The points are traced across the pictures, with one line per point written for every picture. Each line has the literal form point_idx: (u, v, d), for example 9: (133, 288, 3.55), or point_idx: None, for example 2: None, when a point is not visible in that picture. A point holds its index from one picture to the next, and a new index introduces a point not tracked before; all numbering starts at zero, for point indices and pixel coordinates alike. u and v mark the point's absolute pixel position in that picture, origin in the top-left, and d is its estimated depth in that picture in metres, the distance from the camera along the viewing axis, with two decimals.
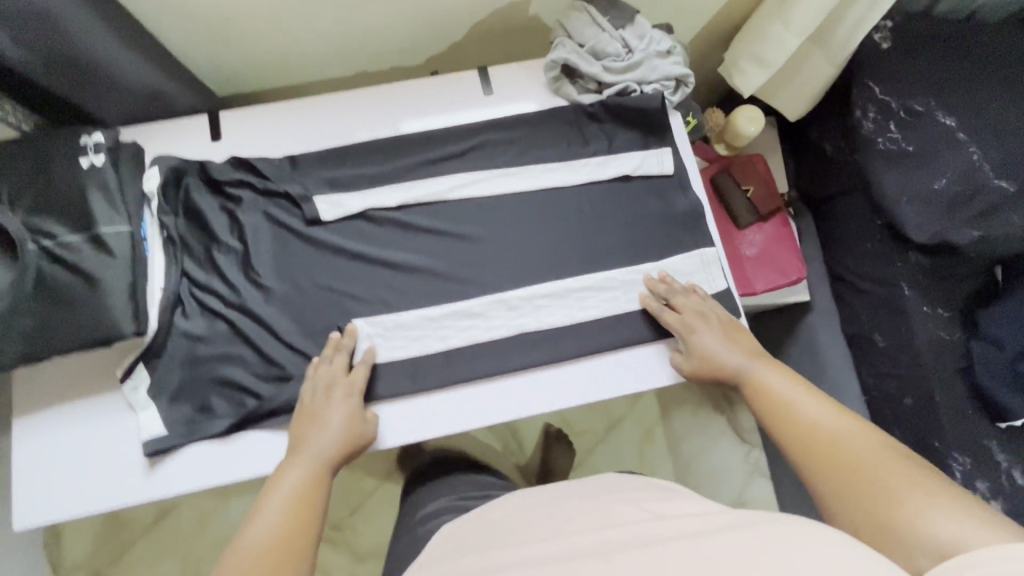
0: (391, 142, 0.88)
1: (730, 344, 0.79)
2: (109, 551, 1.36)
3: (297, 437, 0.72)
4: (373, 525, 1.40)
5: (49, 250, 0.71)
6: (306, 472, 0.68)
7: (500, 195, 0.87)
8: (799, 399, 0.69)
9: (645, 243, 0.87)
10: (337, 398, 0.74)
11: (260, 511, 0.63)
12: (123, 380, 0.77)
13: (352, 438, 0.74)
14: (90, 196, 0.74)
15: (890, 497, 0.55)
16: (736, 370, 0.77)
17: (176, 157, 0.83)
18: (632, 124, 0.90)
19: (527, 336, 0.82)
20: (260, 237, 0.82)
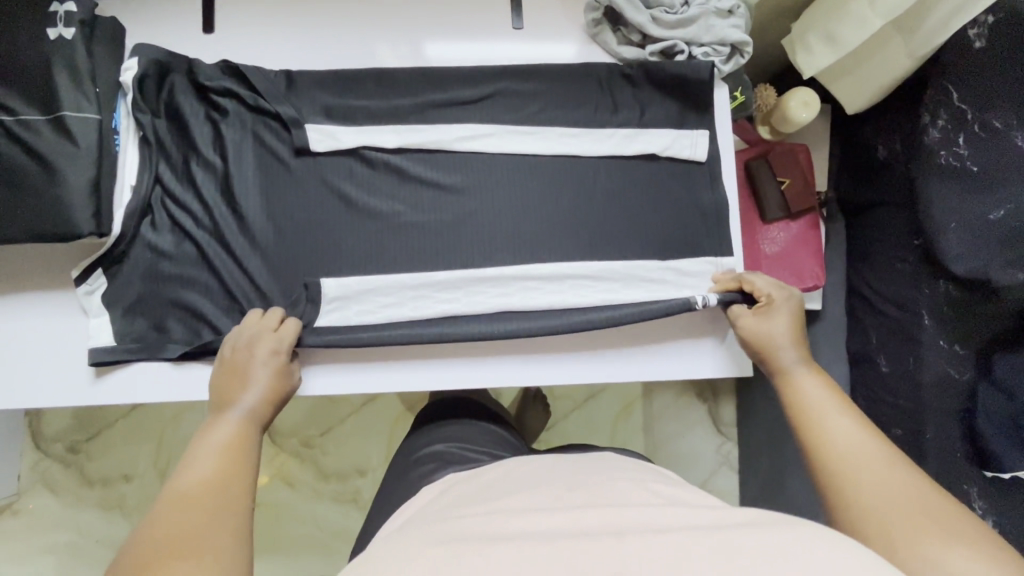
0: (398, 75, 0.78)
1: (794, 344, 0.70)
2: (84, 428, 1.40)
3: (221, 394, 0.65)
4: (341, 449, 1.41)
5: (7, 127, 0.66)
6: (235, 426, 0.61)
7: (511, 146, 0.78)
8: (827, 410, 0.62)
9: (660, 225, 0.79)
10: (264, 357, 0.68)
11: (185, 457, 0.56)
12: (79, 284, 0.72)
13: (276, 397, 0.67)
14: (55, 74, 0.66)
15: (906, 540, 0.47)
16: (781, 363, 0.69)
17: (162, 49, 0.74)
18: (673, 97, 0.79)
19: (510, 310, 0.75)
20: (242, 159, 0.75)
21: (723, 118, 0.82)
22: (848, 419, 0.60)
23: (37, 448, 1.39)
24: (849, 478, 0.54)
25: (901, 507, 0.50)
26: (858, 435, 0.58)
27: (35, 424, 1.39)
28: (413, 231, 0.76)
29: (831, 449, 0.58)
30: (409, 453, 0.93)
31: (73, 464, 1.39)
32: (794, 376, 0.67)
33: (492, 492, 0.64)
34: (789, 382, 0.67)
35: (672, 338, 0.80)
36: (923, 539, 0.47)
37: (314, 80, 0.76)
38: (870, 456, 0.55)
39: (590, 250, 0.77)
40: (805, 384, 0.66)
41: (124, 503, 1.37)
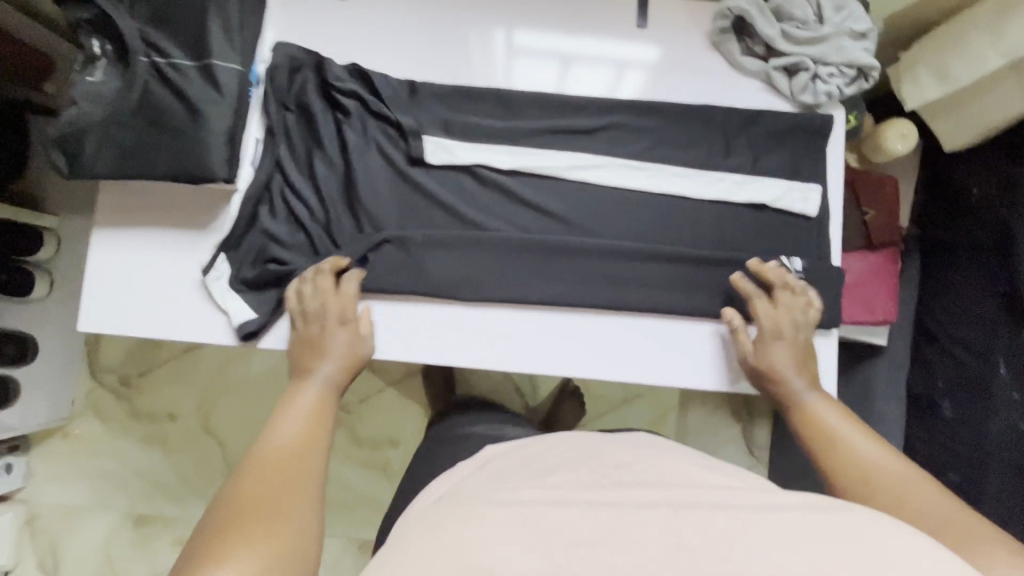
0: (517, 99, 0.79)
1: (806, 369, 0.73)
2: (137, 365, 1.56)
3: (300, 358, 0.73)
4: (378, 415, 1.45)
5: (160, 69, 0.69)
6: (319, 393, 0.69)
7: (625, 153, 0.79)
8: (847, 434, 0.64)
9: (763, 243, 0.78)
10: (333, 326, 0.73)
11: (279, 417, 0.64)
12: (206, 271, 0.76)
13: (351, 359, 0.73)
14: (209, 20, 0.69)
15: (970, 533, 0.49)
16: (792, 391, 0.71)
17: (297, 45, 0.78)
18: (787, 142, 0.79)
19: (622, 308, 0.77)
20: (362, 158, 0.78)
21: (835, 161, 0.80)
22: (867, 438, 0.63)
23: (94, 376, 1.55)
24: (890, 486, 0.56)
25: (952, 508, 0.52)
26: (877, 456, 0.60)
27: (93, 359, 1.56)
28: (515, 260, 0.77)
29: (862, 469, 0.59)
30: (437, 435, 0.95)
31: (124, 397, 1.55)
32: (811, 404, 0.70)
33: (538, 454, 0.64)
34: (807, 410, 0.69)
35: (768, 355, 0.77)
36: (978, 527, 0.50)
37: (436, 93, 0.79)
38: (892, 476, 0.57)
39: (691, 262, 0.77)
40: (822, 410, 0.68)
41: (167, 439, 1.53)
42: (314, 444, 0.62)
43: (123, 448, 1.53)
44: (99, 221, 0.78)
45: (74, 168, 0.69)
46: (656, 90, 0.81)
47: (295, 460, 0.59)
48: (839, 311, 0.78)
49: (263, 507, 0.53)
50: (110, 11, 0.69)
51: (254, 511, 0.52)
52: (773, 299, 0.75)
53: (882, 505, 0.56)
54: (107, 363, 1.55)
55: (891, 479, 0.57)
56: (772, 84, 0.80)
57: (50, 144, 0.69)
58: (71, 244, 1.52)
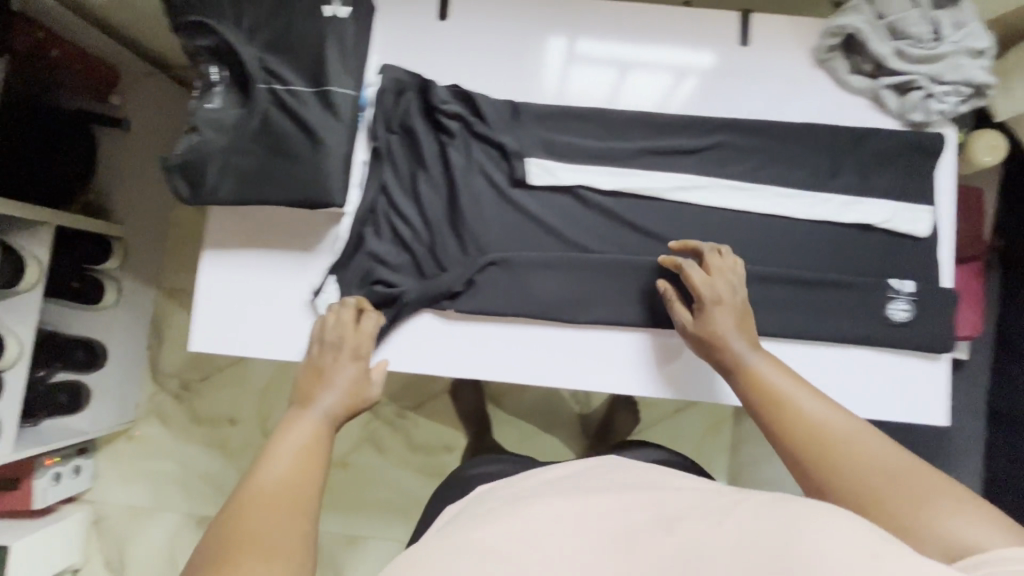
0: (623, 119, 0.79)
1: (741, 331, 0.70)
2: (197, 370, 1.59)
3: (306, 390, 0.69)
4: (436, 421, 1.47)
5: (278, 96, 0.70)
6: (315, 425, 0.65)
7: (729, 174, 0.79)
8: (799, 396, 0.62)
9: (870, 265, 0.77)
10: (344, 360, 0.71)
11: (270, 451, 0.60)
12: (316, 293, 0.78)
13: (358, 395, 0.70)
14: (326, 47, 0.69)
15: (922, 501, 0.50)
16: (735, 355, 0.69)
17: (401, 67, 0.79)
18: (897, 161, 0.78)
19: None
20: (467, 180, 0.78)
21: (945, 181, 0.79)
22: (818, 399, 0.61)
23: (156, 381, 1.59)
24: (829, 457, 0.56)
25: (904, 472, 0.52)
26: (824, 418, 0.59)
27: (155, 363, 1.60)
28: (619, 282, 0.77)
29: (809, 433, 0.59)
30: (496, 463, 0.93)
31: (186, 401, 1.58)
32: (751, 366, 0.67)
33: (566, 472, 0.63)
34: (752, 374, 0.67)
35: (874, 379, 0.76)
36: (925, 488, 0.51)
37: (539, 114, 0.79)
38: (846, 436, 0.57)
39: (796, 285, 0.77)
40: (770, 373, 0.66)
41: (229, 443, 1.56)
42: (307, 477, 0.58)
43: (186, 450, 1.57)
44: (209, 243, 0.80)
45: (196, 194, 0.71)
46: (761, 108, 0.81)
47: (287, 497, 0.55)
48: (951, 334, 0.76)
49: (245, 548, 0.50)
50: (231, 38, 0.69)
51: (236, 555, 0.49)
52: (705, 265, 0.72)
53: (832, 467, 0.56)
54: (168, 368, 1.59)
55: (839, 449, 0.56)
56: (879, 103, 0.79)
57: (172, 170, 0.70)
58: (139, 251, 1.55)
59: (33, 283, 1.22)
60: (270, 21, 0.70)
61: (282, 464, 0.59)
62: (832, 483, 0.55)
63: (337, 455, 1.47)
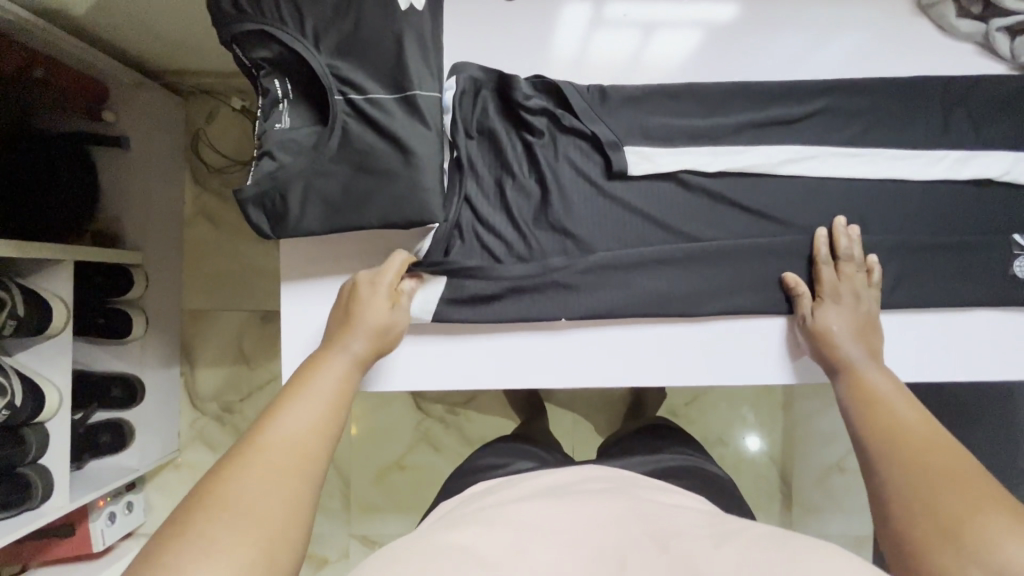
0: (718, 92, 0.73)
1: (859, 339, 0.68)
2: (236, 390, 1.44)
3: (336, 329, 0.66)
4: (488, 415, 1.42)
5: (357, 107, 0.63)
6: (338, 372, 0.62)
7: (837, 141, 0.74)
8: (899, 406, 0.62)
9: (988, 221, 0.74)
10: (372, 295, 0.66)
11: (289, 398, 0.57)
12: None
13: (386, 336, 0.66)
14: (406, 45, 0.62)
15: (967, 511, 0.47)
16: (845, 358, 0.68)
17: (474, 64, 0.72)
18: (1010, 109, 0.73)
19: None
20: (560, 179, 0.73)
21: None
22: (912, 412, 0.61)
23: (194, 407, 1.45)
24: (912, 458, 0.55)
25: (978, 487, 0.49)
26: (919, 431, 0.58)
27: (191, 389, 1.45)
28: (729, 269, 0.72)
29: (894, 437, 0.58)
30: (509, 458, 0.87)
31: (229, 424, 1.44)
32: (859, 370, 0.67)
33: (569, 480, 0.63)
34: (859, 381, 0.66)
35: (1000, 337, 0.74)
36: (985, 504, 0.47)
37: (629, 97, 0.73)
38: (927, 444, 0.56)
39: (917, 249, 0.73)
40: (874, 380, 0.65)
41: None
42: (324, 436, 0.55)
43: None
44: (284, 274, 0.73)
45: (278, 224, 0.64)
46: (862, 64, 0.75)
47: (300, 449, 0.52)
48: None
49: (250, 469, 0.48)
50: (296, 45, 0.61)
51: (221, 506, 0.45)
52: (839, 267, 0.71)
53: (898, 471, 0.55)
54: (206, 393, 1.44)
55: (914, 453, 0.55)
56: (987, 47, 0.74)
57: (247, 203, 0.63)
58: (160, 270, 1.37)
59: (61, 329, 1.06)
60: (337, 21, 0.62)
61: (298, 415, 0.55)
62: (895, 491, 0.53)
63: (394, 458, 1.42)
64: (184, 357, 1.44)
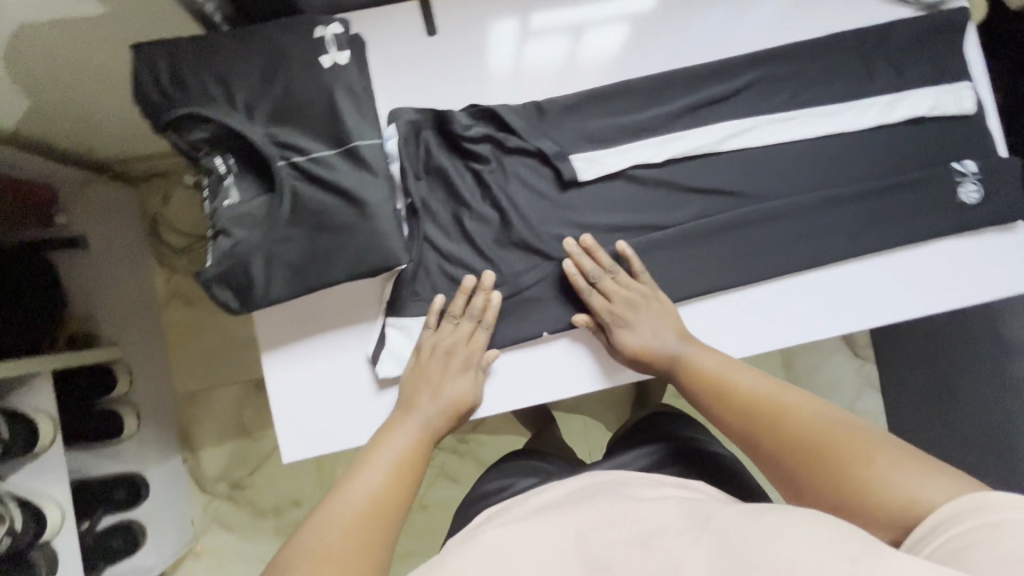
0: (648, 85, 0.75)
1: (665, 328, 0.70)
2: (243, 464, 1.42)
3: (411, 389, 0.69)
4: (501, 435, 1.42)
5: (303, 169, 0.63)
6: (414, 436, 0.65)
7: (771, 109, 0.76)
8: (733, 376, 0.66)
9: (928, 156, 0.76)
10: (457, 369, 0.69)
11: (365, 462, 0.62)
12: (374, 361, 0.71)
13: (465, 405, 0.69)
14: (338, 100, 0.63)
15: (836, 464, 0.55)
16: (668, 353, 0.70)
17: (408, 107, 0.73)
18: (924, 47, 0.77)
19: (815, 262, 0.74)
20: (515, 200, 0.74)
21: (973, 56, 0.78)
22: (749, 375, 0.66)
23: (203, 490, 1.41)
24: (771, 431, 0.60)
25: (834, 435, 0.57)
26: (760, 394, 0.63)
27: (197, 473, 1.42)
28: (694, 250, 0.74)
29: (747, 415, 0.63)
30: (521, 476, 0.87)
31: (242, 500, 1.41)
32: (685, 358, 0.69)
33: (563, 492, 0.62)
34: (686, 367, 0.69)
35: (968, 263, 0.75)
36: (846, 446, 0.56)
37: (566, 106, 0.75)
38: (776, 408, 0.62)
39: (867, 194, 0.75)
40: (699, 359, 0.69)
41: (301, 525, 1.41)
42: (398, 499, 0.59)
43: (258, 548, 1.40)
44: (263, 342, 0.72)
45: (246, 299, 0.63)
46: (778, 31, 0.78)
47: (377, 511, 0.57)
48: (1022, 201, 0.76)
49: (332, 529, 0.54)
50: (228, 119, 0.62)
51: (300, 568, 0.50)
52: (602, 288, 0.71)
53: (776, 452, 0.60)
54: (213, 473, 1.41)
55: (776, 424, 0.61)
56: None
57: (212, 282, 0.63)
58: (144, 359, 1.35)
59: (50, 446, 1.02)
60: (265, 88, 0.63)
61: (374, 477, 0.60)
62: (789, 471, 0.58)
63: (416, 498, 1.41)
64: (185, 441, 1.42)
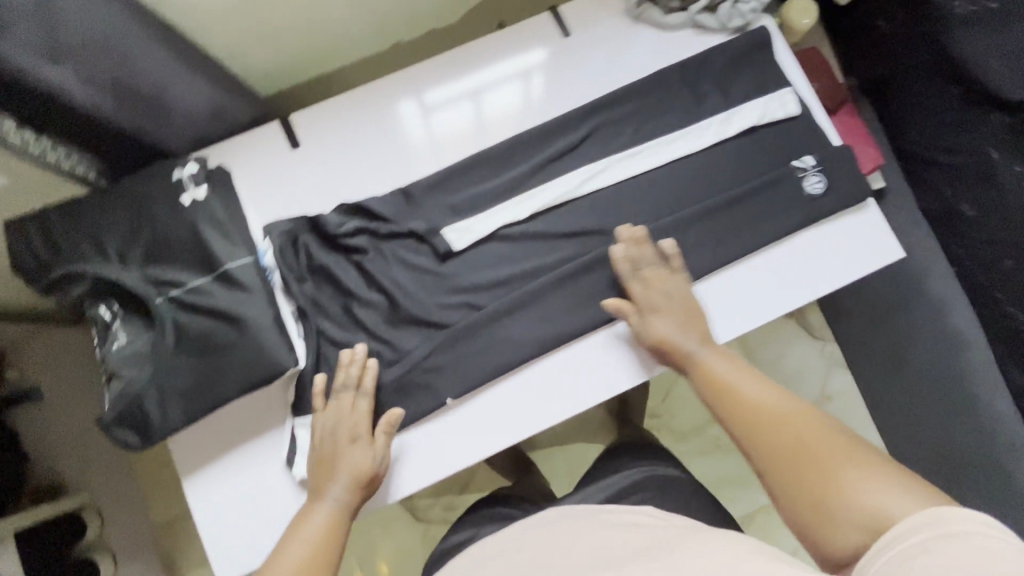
0: (502, 151, 0.82)
1: (691, 329, 0.72)
2: None
3: (320, 467, 0.70)
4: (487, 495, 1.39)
5: (180, 301, 0.67)
6: (330, 512, 0.66)
7: (618, 149, 0.82)
8: (741, 381, 0.66)
9: (772, 158, 0.82)
10: (360, 439, 0.71)
11: (283, 545, 0.62)
12: (291, 462, 0.73)
13: (373, 475, 0.70)
14: (202, 232, 0.68)
15: (828, 468, 0.55)
16: (687, 354, 0.71)
17: (283, 219, 0.77)
18: (742, 65, 0.84)
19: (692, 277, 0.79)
20: (398, 281, 0.78)
21: (787, 63, 0.86)
22: (756, 381, 0.66)
23: None
24: (772, 427, 0.60)
25: (825, 441, 0.57)
26: (764, 396, 0.64)
27: None
28: (574, 291, 0.78)
29: (750, 410, 0.63)
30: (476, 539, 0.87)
31: None
32: (703, 361, 0.70)
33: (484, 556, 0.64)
34: (703, 367, 0.70)
35: (833, 246, 0.81)
36: (843, 453, 0.55)
37: (430, 186, 0.80)
38: (780, 409, 0.61)
39: (724, 205, 0.80)
40: (715, 363, 0.69)
41: None
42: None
43: None
44: (183, 467, 0.74)
45: (146, 434, 0.66)
46: (610, 78, 0.86)
47: None
48: (865, 181, 0.81)
49: None
50: (104, 270, 0.66)
51: None
52: (645, 278, 0.75)
53: (770, 446, 0.59)
54: None
55: (781, 419, 0.61)
56: (700, 26, 0.86)
57: (111, 425, 0.65)
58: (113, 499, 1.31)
59: None
60: (134, 235, 0.68)
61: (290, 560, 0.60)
62: (775, 473, 0.58)
63: None
64: None
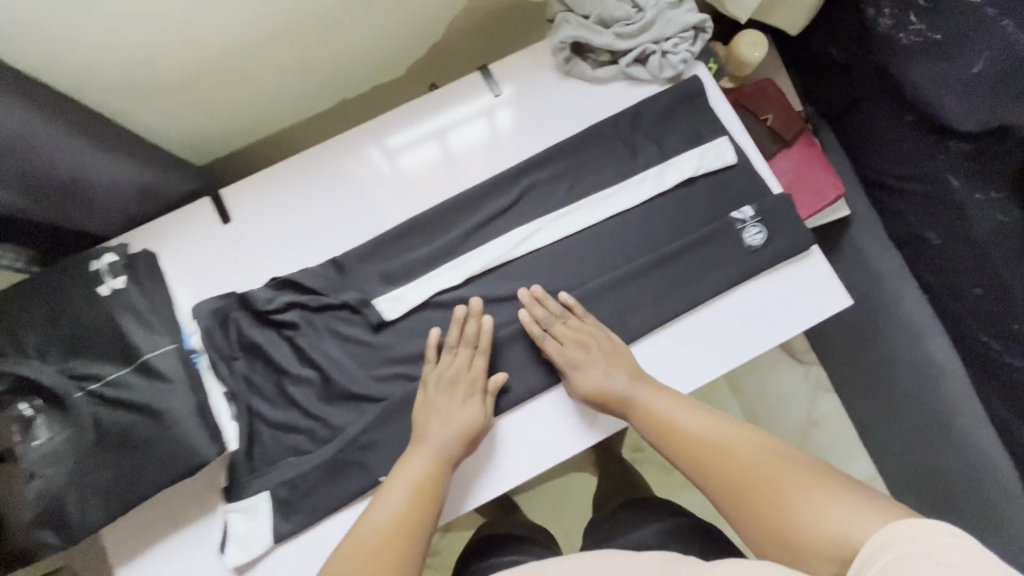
0: (435, 215, 0.80)
1: (617, 368, 0.71)
2: None
3: (416, 425, 0.69)
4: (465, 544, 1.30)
5: (99, 395, 0.66)
6: (427, 462, 0.65)
7: (552, 207, 0.81)
8: (680, 414, 0.66)
9: (709, 210, 0.81)
10: (464, 396, 0.70)
11: (380, 495, 0.62)
12: (223, 549, 0.71)
13: (475, 429, 0.69)
14: (122, 323, 0.67)
15: (778, 497, 0.55)
16: (623, 395, 0.70)
17: (212, 298, 0.77)
18: (676, 116, 0.83)
19: (632, 336, 0.77)
20: (331, 355, 0.76)
21: (722, 110, 0.85)
22: (699, 413, 0.66)
23: None
24: (719, 464, 0.60)
25: (774, 470, 0.57)
26: (705, 431, 0.63)
27: None
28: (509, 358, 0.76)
29: (705, 445, 0.62)
30: None
31: None
32: (642, 400, 0.69)
33: None
34: (641, 407, 0.68)
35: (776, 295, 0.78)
36: (793, 478, 0.55)
37: (363, 255, 0.79)
38: (725, 442, 0.61)
39: (662, 260, 0.78)
40: (653, 399, 0.68)
41: None
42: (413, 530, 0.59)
43: None
44: (115, 559, 0.72)
45: (66, 535, 0.64)
46: (543, 135, 0.84)
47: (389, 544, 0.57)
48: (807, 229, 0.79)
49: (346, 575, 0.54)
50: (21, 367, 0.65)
51: None
52: (556, 334, 0.73)
53: (726, 480, 0.59)
54: None
55: (728, 453, 0.60)
56: (632, 78, 0.85)
57: (30, 528, 0.64)
58: None
59: None
60: (53, 329, 0.67)
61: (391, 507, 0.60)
62: (736, 509, 0.58)
63: None
64: None
